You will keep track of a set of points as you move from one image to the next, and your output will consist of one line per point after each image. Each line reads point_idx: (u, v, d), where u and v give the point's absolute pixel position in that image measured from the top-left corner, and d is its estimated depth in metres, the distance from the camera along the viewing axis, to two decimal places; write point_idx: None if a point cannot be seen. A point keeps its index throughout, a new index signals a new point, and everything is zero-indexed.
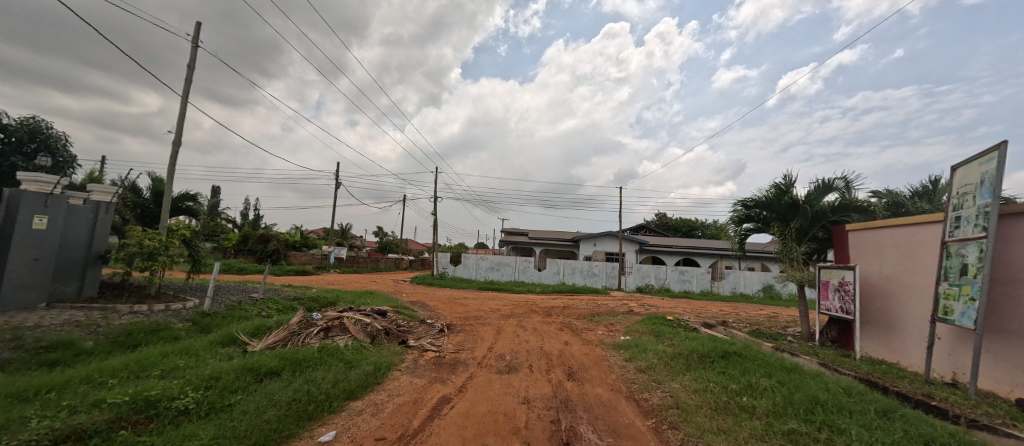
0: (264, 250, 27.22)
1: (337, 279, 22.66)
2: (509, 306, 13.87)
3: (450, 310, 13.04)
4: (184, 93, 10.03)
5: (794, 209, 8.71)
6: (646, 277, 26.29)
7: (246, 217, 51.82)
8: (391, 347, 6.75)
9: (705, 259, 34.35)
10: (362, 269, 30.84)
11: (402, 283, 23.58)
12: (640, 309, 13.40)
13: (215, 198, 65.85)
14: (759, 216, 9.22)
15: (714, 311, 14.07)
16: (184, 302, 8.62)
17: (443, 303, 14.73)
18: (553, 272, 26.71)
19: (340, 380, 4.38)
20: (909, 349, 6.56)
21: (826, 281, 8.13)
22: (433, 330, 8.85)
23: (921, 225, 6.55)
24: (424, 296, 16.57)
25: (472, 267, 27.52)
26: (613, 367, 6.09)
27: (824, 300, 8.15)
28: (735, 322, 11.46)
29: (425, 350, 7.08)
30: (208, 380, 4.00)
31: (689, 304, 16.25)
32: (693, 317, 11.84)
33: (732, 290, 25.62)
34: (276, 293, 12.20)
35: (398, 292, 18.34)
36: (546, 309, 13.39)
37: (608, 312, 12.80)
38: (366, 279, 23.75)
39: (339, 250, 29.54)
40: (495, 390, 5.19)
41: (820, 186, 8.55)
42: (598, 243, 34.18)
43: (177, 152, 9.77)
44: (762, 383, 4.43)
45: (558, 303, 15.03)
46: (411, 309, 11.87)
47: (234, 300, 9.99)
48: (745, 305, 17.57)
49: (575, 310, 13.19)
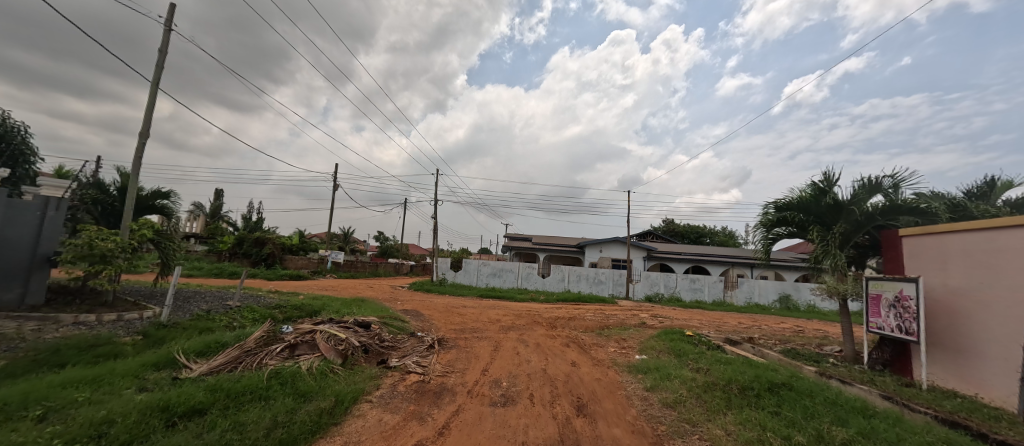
0: (258, 253, 26.39)
1: (332, 284, 21.69)
2: (511, 316, 12.77)
3: (446, 320, 11.98)
4: (154, 81, 9.12)
5: (835, 212, 7.60)
6: (656, 285, 25.10)
7: (246, 220, 51.32)
8: (366, 369, 5.70)
9: (715, 267, 33.09)
10: (360, 274, 29.90)
11: (399, 289, 22.59)
12: (653, 322, 12.24)
13: (216, 201, 65.36)
14: (794, 220, 8.07)
15: (734, 325, 12.86)
16: (142, 312, 7.64)
17: (439, 312, 13.69)
18: (558, 279, 25.59)
19: (279, 424, 3.35)
20: (991, 380, 5.41)
21: (877, 295, 6.99)
22: (421, 346, 7.79)
23: (1001, 230, 5.42)
24: (419, 304, 15.51)
25: (473, 273, 26.46)
26: (632, 399, 4.98)
27: (874, 317, 7.01)
28: (761, 338, 10.30)
29: (407, 373, 6.00)
30: (95, 427, 2.99)
31: (705, 317, 15.02)
32: (713, 332, 10.69)
33: (746, 301, 24.35)
34: (255, 301, 11.22)
35: (393, 299, 17.33)
36: (550, 320, 12.25)
37: (618, 324, 11.67)
38: (362, 285, 22.76)
39: (336, 254, 28.64)
40: (487, 432, 4.10)
41: (866, 185, 7.42)
42: (605, 249, 33.02)
43: (144, 145, 8.84)
44: (839, 436, 3.32)
45: (563, 313, 13.92)
46: (402, 320, 10.82)
47: (204, 309, 9.01)
48: (765, 318, 16.31)
49: (582, 322, 12.06)
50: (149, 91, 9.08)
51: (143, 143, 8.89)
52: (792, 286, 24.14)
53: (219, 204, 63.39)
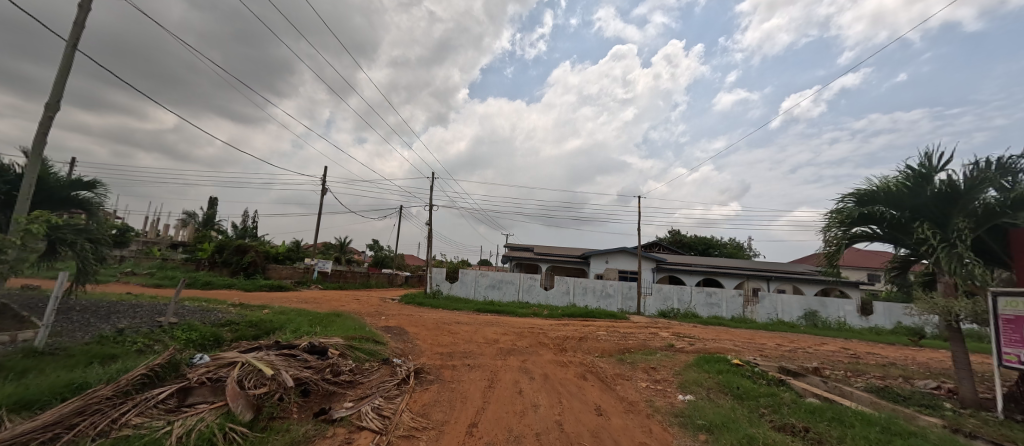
0: (239, 262, 24.45)
1: (314, 296, 19.71)
2: (512, 336, 10.73)
3: (433, 340, 9.94)
4: (70, 42, 7.28)
5: (945, 204, 5.74)
6: (669, 299, 23.05)
7: (239, 229, 49.65)
8: (290, 431, 3.72)
9: (729, 280, 31.09)
10: (350, 284, 27.91)
11: (389, 301, 20.60)
12: (681, 344, 10.23)
13: (209, 210, 63.47)
14: (883, 215, 6.18)
15: (775, 348, 10.86)
16: (17, 333, 5.74)
17: (427, 330, 11.63)
18: (562, 292, 23.58)
19: None
20: None
21: (1016, 317, 5.07)
22: (391, 380, 5.77)
23: None
24: (406, 319, 13.49)
25: (470, 284, 24.46)
26: None
27: (1013, 347, 5.08)
28: (822, 366, 8.30)
29: (357, 431, 4.01)
30: None
31: (735, 337, 13.03)
32: (761, 359, 8.70)
33: (768, 317, 22.28)
34: (202, 316, 9.28)
35: (378, 313, 15.33)
36: (558, 341, 10.24)
37: (641, 347, 9.64)
38: (348, 297, 20.75)
39: (323, 263, 26.66)
40: None
41: (990, 167, 5.53)
42: (611, 260, 31.03)
43: (50, 119, 6.96)
44: None
45: (573, 332, 11.90)
46: (379, 340, 8.81)
47: (119, 327, 7.10)
48: (801, 338, 14.31)
49: (597, 344, 10.02)
50: (63, 53, 7.23)
51: (50, 117, 7.03)
52: (818, 300, 22.17)
53: (212, 212, 61.54)
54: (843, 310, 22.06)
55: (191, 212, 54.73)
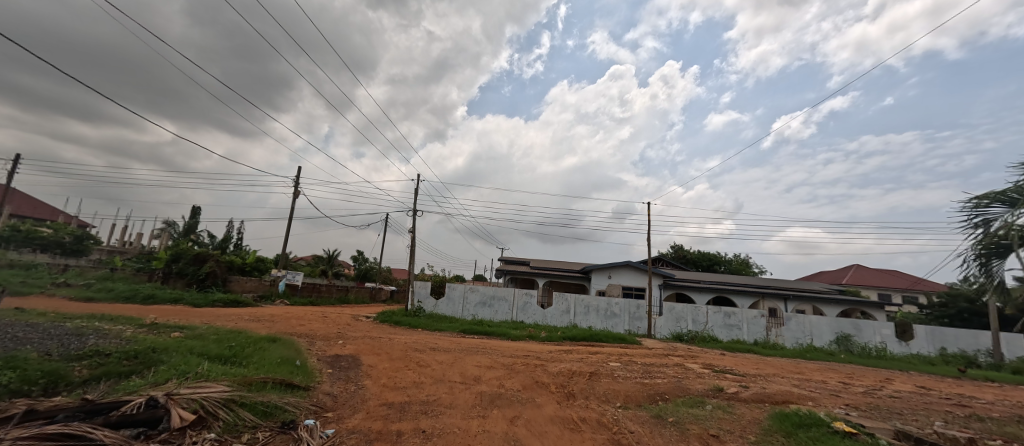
0: (195, 273, 21.53)
1: (273, 313, 16.82)
2: (500, 373, 7.95)
3: (389, 378, 7.16)
4: None
5: None
6: (682, 320, 20.30)
7: (215, 239, 46.49)
8: None
9: (743, 298, 28.48)
10: (323, 299, 24.97)
11: (362, 320, 17.75)
12: (730, 384, 7.51)
13: (190, 219, 60.41)
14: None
15: (850, 392, 8.21)
16: None
17: (389, 360, 8.84)
18: (561, 310, 20.87)
19: None
20: None
21: None
22: None
23: None
24: (368, 345, 10.72)
25: (457, 301, 21.67)
26: None
27: None
28: (951, 428, 5.67)
29: None
30: None
31: (783, 372, 10.38)
32: (860, 415, 5.99)
33: (796, 342, 19.67)
34: (52, 347, 6.48)
35: (340, 334, 12.60)
36: (562, 381, 7.50)
37: (678, 391, 6.90)
38: (313, 314, 17.87)
39: (293, 275, 23.74)
40: None
41: None
42: (613, 275, 28.37)
43: None
44: None
45: (581, 366, 9.11)
46: (303, 381, 6.04)
47: None
48: (857, 372, 11.74)
49: (613, 385, 7.30)
50: None
51: None
52: (851, 324, 19.64)
53: (192, 222, 58.34)
54: (880, 334, 19.54)
55: (169, 221, 51.74)
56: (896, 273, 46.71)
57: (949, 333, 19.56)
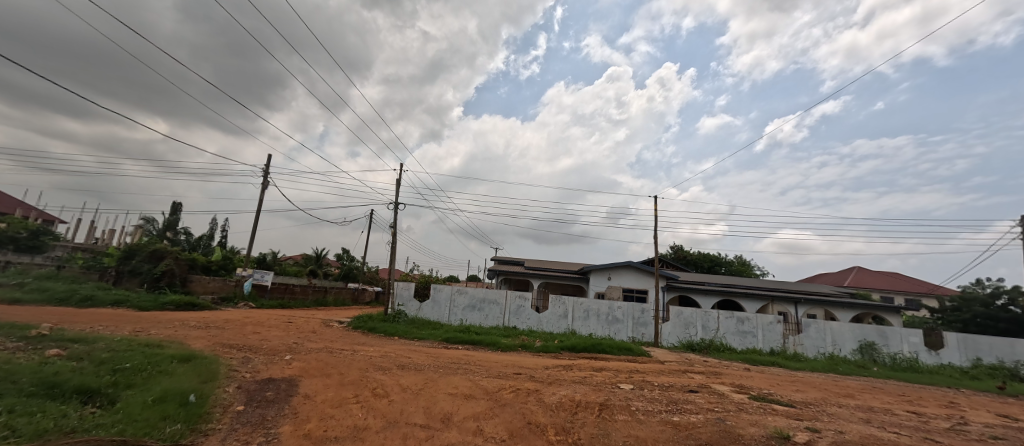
0: (149, 271, 19.17)
1: (227, 319, 14.65)
2: (480, 408, 5.89)
3: (321, 421, 5.07)
4: None
5: None
6: (691, 326, 18.37)
7: (192, 237, 44.00)
8: None
9: (751, 302, 26.67)
10: (296, 302, 22.82)
11: (332, 326, 15.61)
12: (792, 426, 5.50)
13: (171, 216, 57.86)
14: None
15: (944, 434, 6.23)
16: None
17: (335, 387, 6.72)
18: (558, 315, 18.88)
19: None
20: None
21: None
22: None
23: None
24: (321, 361, 8.61)
25: (443, 304, 19.61)
26: None
27: None
28: None
29: None
30: None
31: (832, 397, 8.45)
32: None
33: (816, 352, 17.83)
34: None
35: (294, 345, 10.53)
36: (564, 423, 5.46)
37: (728, 442, 4.85)
38: (277, 319, 15.70)
39: (261, 275, 21.49)
40: None
41: None
42: (614, 276, 26.41)
43: None
44: None
45: (584, 394, 7.03)
46: (166, 439, 3.92)
47: None
48: (912, 394, 9.87)
49: (634, 429, 5.26)
50: None
51: None
52: (876, 331, 17.80)
53: (172, 219, 55.67)
54: (909, 342, 17.76)
55: (146, 217, 49.12)
56: (900, 275, 45.37)
57: (983, 342, 17.79)
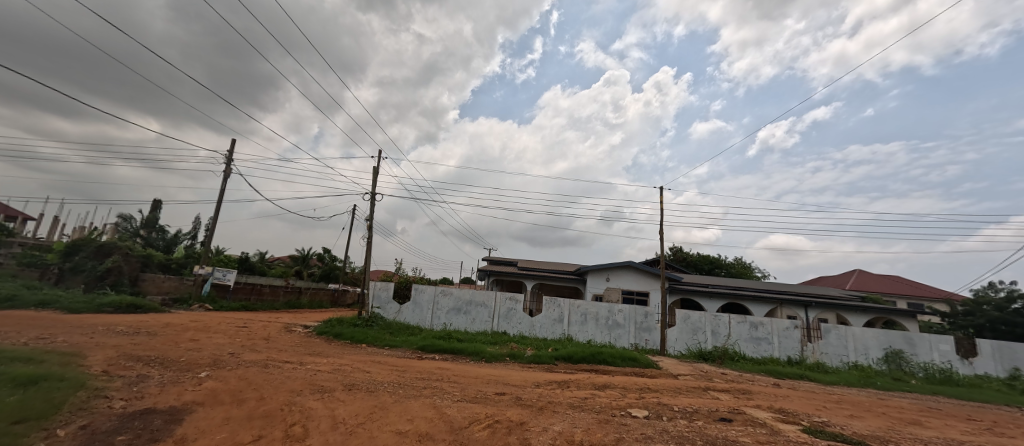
0: (94, 268, 17.03)
1: (169, 323, 12.61)
2: None
3: None
4: None
5: None
6: (699, 332, 16.55)
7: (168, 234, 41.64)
8: None
9: (759, 305, 24.92)
10: (263, 303, 20.79)
11: (295, 331, 13.65)
12: None
13: (149, 213, 55.20)
14: None
15: None
16: None
17: (235, 424, 4.73)
18: (552, 319, 17.01)
19: None
20: None
21: None
22: None
23: None
24: (243, 380, 6.60)
25: (425, 306, 17.67)
26: None
27: None
28: None
29: None
30: None
31: (901, 427, 6.58)
32: None
33: (838, 361, 16.07)
34: None
35: (229, 356, 8.56)
36: None
37: None
38: (230, 323, 13.68)
39: (223, 274, 19.47)
40: None
41: None
42: (612, 277, 24.59)
43: None
44: None
45: (586, 431, 5.04)
46: None
47: None
48: (982, 418, 8.07)
49: None
50: None
51: None
52: (903, 338, 16.07)
53: (149, 216, 53.13)
54: (939, 351, 16.05)
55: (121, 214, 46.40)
56: (905, 279, 43.94)
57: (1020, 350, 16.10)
